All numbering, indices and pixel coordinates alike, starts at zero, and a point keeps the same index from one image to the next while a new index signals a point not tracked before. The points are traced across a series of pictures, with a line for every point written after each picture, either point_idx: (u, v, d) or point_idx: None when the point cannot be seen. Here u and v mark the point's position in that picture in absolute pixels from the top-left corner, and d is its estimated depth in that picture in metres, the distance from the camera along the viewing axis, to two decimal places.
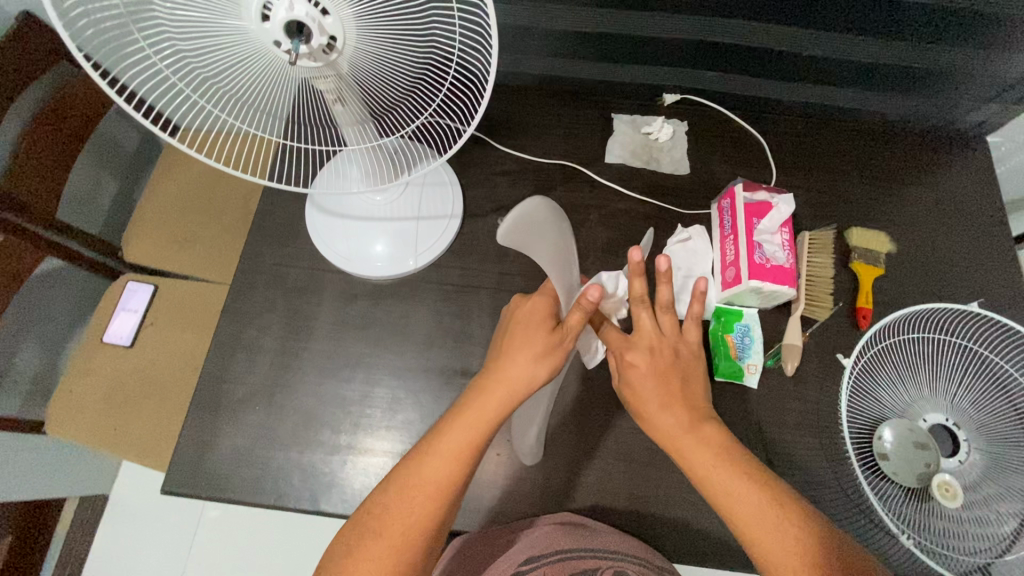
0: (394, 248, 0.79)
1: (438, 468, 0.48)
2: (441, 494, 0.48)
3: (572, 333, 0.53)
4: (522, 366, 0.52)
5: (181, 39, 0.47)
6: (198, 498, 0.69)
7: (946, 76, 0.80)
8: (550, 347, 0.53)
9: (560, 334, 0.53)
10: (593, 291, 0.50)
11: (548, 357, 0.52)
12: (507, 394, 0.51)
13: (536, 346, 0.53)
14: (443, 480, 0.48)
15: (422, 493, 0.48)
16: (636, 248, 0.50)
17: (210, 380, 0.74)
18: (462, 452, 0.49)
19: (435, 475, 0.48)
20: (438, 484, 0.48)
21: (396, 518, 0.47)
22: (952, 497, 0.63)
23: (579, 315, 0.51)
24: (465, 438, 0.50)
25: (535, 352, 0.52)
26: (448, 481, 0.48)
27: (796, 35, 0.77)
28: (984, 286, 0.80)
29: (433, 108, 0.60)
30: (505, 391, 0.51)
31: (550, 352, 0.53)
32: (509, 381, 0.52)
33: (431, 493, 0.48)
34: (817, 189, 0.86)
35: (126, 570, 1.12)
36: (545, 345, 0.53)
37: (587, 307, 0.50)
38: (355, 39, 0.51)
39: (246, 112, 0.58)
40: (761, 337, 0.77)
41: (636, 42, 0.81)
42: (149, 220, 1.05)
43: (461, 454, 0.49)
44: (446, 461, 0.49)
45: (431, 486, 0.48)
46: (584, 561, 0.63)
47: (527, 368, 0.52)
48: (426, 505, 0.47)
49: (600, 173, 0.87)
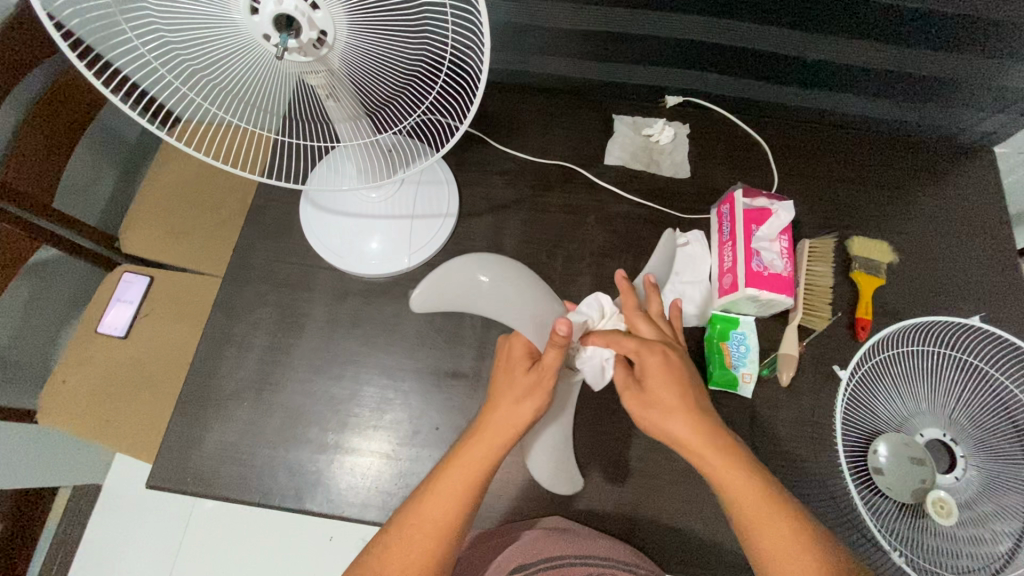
0: (387, 246, 0.78)
1: (435, 508, 0.49)
2: (441, 533, 0.48)
3: (552, 368, 0.54)
4: (508, 409, 0.53)
5: (169, 31, 0.47)
6: (184, 493, 0.69)
7: (955, 84, 0.79)
8: (530, 386, 0.54)
9: (539, 374, 0.55)
10: (563, 325, 0.52)
11: (530, 397, 0.54)
12: (502, 434, 0.52)
13: (519, 390, 0.55)
14: (440, 519, 0.48)
15: (419, 532, 0.48)
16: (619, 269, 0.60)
17: (199, 374, 0.74)
18: (458, 492, 0.49)
19: (432, 514, 0.49)
20: (436, 524, 0.48)
21: (395, 557, 0.48)
22: (946, 515, 0.61)
23: (555, 351, 0.54)
24: (460, 479, 0.50)
25: (518, 395, 0.54)
26: (446, 519, 0.49)
27: (802, 39, 0.75)
28: (987, 300, 0.79)
29: (427, 106, 0.59)
30: (499, 435, 0.52)
31: (532, 390, 0.54)
32: (503, 424, 0.52)
33: (429, 531, 0.48)
34: (819, 196, 0.84)
35: (119, 560, 1.13)
36: (523, 386, 0.55)
37: (562, 341, 0.52)
38: (346, 34, 0.50)
39: (238, 106, 0.57)
40: (757, 346, 0.75)
41: (637, 42, 0.80)
42: (146, 211, 1.05)
43: (458, 494, 0.49)
44: (443, 503, 0.49)
45: (429, 524, 0.49)
46: (573, 567, 0.57)
47: (515, 410, 0.53)
48: (425, 544, 0.48)
49: (599, 175, 0.85)
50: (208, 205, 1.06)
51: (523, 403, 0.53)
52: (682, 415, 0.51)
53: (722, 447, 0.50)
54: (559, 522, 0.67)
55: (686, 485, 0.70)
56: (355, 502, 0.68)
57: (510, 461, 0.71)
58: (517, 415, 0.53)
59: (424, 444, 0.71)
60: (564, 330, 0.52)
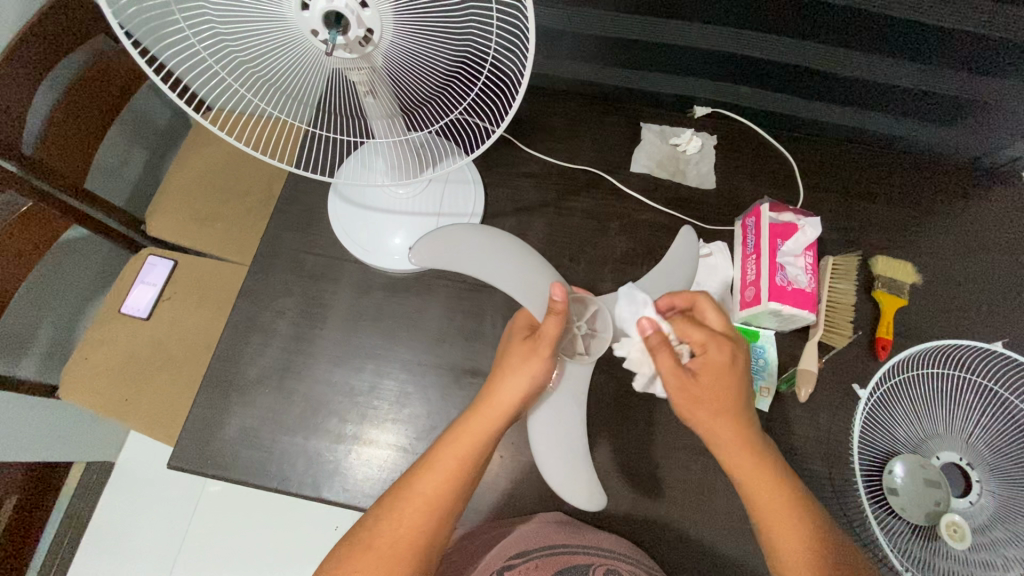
0: (412, 242, 0.79)
1: (429, 482, 0.50)
2: (432, 508, 0.49)
3: (551, 339, 0.54)
4: (507, 383, 0.53)
5: (220, 22, 0.47)
6: (203, 475, 0.70)
7: (988, 107, 0.78)
8: (528, 352, 0.55)
9: (536, 341, 0.55)
10: (557, 289, 0.54)
11: (526, 363, 0.54)
12: (496, 413, 0.52)
13: (517, 360, 0.55)
14: (432, 493, 0.50)
15: (409, 506, 0.49)
16: (557, 287, 0.54)
17: (223, 360, 0.75)
18: (453, 467, 0.50)
19: (426, 489, 0.50)
20: (428, 499, 0.50)
21: (386, 530, 0.48)
22: (959, 538, 0.60)
23: (554, 319, 0.54)
24: (454, 455, 0.51)
25: (516, 363, 0.54)
26: (437, 495, 0.50)
27: (836, 56, 0.76)
28: (1008, 326, 0.79)
29: (464, 106, 0.60)
30: (497, 413, 0.52)
31: (529, 359, 0.54)
32: (500, 402, 0.53)
33: (420, 506, 0.49)
34: (844, 213, 0.85)
35: (128, 537, 1.14)
36: (521, 355, 0.55)
37: (560, 308, 0.54)
38: (392, 32, 0.51)
39: (278, 98, 0.58)
40: (775, 360, 0.76)
41: (669, 52, 0.81)
42: (173, 196, 1.06)
43: (451, 469, 0.50)
44: (436, 479, 0.50)
45: (421, 500, 0.49)
46: (575, 556, 0.60)
47: (511, 383, 0.53)
48: (415, 518, 0.49)
49: (624, 182, 0.86)
50: (233, 192, 1.07)
51: (521, 376, 0.53)
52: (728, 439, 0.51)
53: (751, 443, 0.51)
54: (559, 517, 0.67)
55: (700, 495, 0.70)
56: (370, 493, 0.69)
57: (525, 461, 0.71)
58: (514, 395, 0.53)
59: None
60: (558, 295, 0.54)
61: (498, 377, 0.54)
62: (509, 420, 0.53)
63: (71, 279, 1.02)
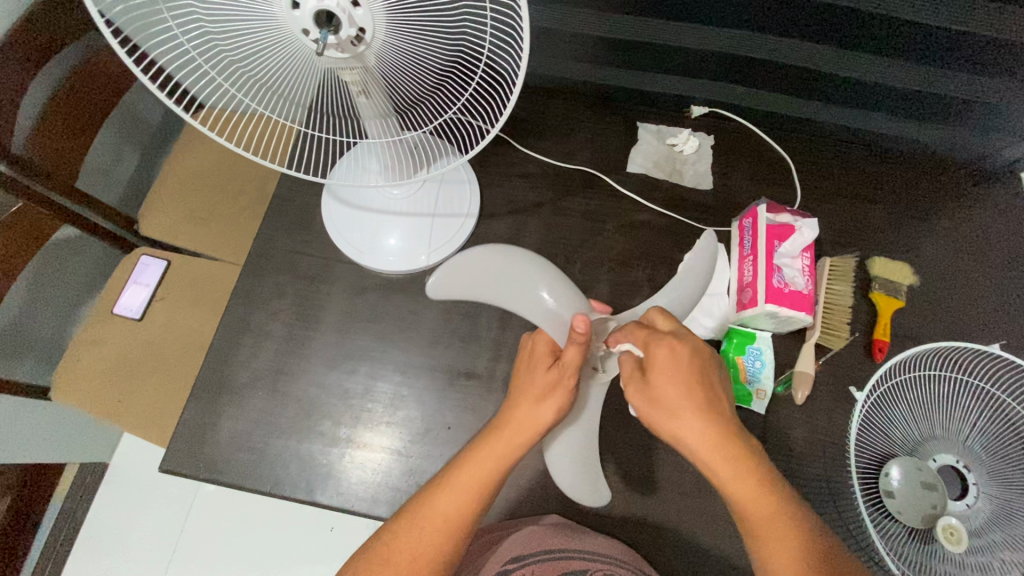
0: (407, 243, 0.78)
1: (447, 502, 0.50)
2: (451, 526, 0.49)
3: (574, 366, 0.54)
4: (529, 410, 0.54)
5: (210, 22, 0.47)
6: (195, 479, 0.69)
7: (983, 107, 0.78)
8: (551, 384, 0.54)
9: (560, 370, 0.54)
10: (581, 321, 0.52)
11: (552, 397, 0.54)
12: (515, 439, 0.52)
13: (542, 388, 0.54)
14: (452, 513, 0.49)
15: (427, 523, 0.49)
16: (580, 319, 0.52)
17: (215, 362, 0.74)
18: (473, 489, 0.50)
19: (446, 509, 0.49)
20: (446, 517, 0.49)
21: (403, 546, 0.48)
22: (955, 542, 0.59)
23: (576, 346, 0.54)
24: (476, 474, 0.51)
25: (541, 394, 0.54)
26: (457, 513, 0.49)
27: (832, 56, 0.75)
28: (1005, 328, 0.78)
29: (458, 106, 0.59)
30: (522, 438, 0.52)
31: (556, 389, 0.54)
32: (525, 428, 0.53)
33: (440, 525, 0.49)
34: (841, 215, 0.84)
35: (122, 538, 1.14)
36: (547, 385, 0.54)
37: (582, 337, 0.53)
38: (384, 32, 0.50)
39: (269, 98, 0.57)
40: (772, 362, 0.75)
41: (665, 52, 0.80)
42: (166, 196, 1.05)
43: (472, 489, 0.50)
44: (456, 498, 0.50)
45: (440, 519, 0.49)
46: (571, 561, 0.61)
47: (540, 413, 0.53)
48: (433, 536, 0.48)
49: (621, 182, 0.85)
50: (227, 192, 1.06)
51: (546, 407, 0.53)
52: (692, 409, 0.49)
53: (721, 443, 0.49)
54: (556, 518, 0.66)
55: (696, 498, 0.70)
56: (365, 497, 0.68)
57: (521, 464, 0.71)
58: (536, 424, 0.53)
59: (435, 442, 0.71)
60: (580, 326, 0.52)
61: (524, 406, 0.54)
62: (532, 446, 0.52)
63: (63, 279, 1.01)
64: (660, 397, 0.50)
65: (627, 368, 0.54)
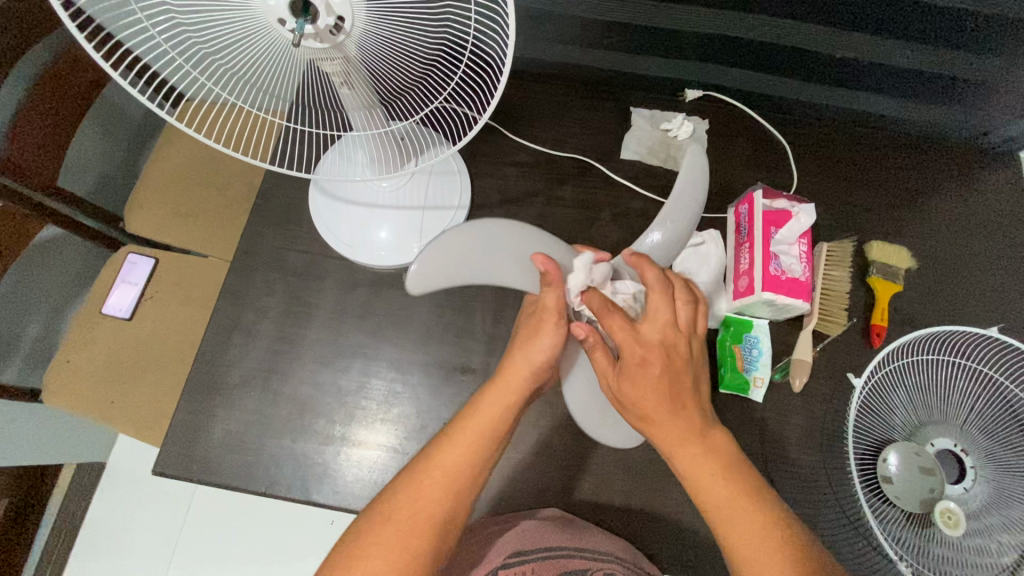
0: (397, 236, 0.76)
1: (449, 454, 0.50)
2: (451, 479, 0.49)
3: (551, 308, 0.57)
4: (519, 355, 0.57)
5: (179, 11, 0.44)
6: (188, 481, 0.69)
7: (979, 85, 0.76)
8: (535, 325, 0.58)
9: (541, 313, 0.57)
10: (543, 259, 0.55)
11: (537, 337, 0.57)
12: (513, 384, 0.55)
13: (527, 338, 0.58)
14: (452, 465, 0.49)
15: (429, 476, 0.48)
16: (540, 255, 0.55)
17: (205, 361, 0.73)
18: (475, 436, 0.51)
19: (446, 461, 0.49)
20: (446, 471, 0.49)
21: (402, 504, 0.47)
22: (953, 525, 0.59)
23: (550, 289, 0.56)
24: (476, 425, 0.52)
25: (529, 338, 0.57)
26: (457, 466, 0.49)
27: (829, 36, 0.73)
28: (1003, 310, 0.78)
29: (445, 94, 0.58)
30: (519, 381, 0.55)
31: (536, 335, 0.57)
32: (513, 376, 0.55)
33: (441, 477, 0.48)
34: (838, 198, 0.83)
35: (121, 531, 1.14)
36: (527, 331, 0.58)
37: (546, 275, 0.56)
38: (364, 19, 0.48)
39: (247, 91, 0.55)
40: (770, 350, 0.74)
41: (657, 34, 0.78)
42: (152, 191, 1.03)
43: (473, 443, 0.51)
44: (456, 450, 0.50)
45: (441, 472, 0.49)
46: (571, 560, 0.58)
47: (534, 349, 0.56)
48: (434, 490, 0.48)
49: (614, 169, 0.84)
50: (214, 186, 1.04)
51: (532, 349, 0.57)
52: (664, 416, 0.50)
53: (690, 434, 0.49)
54: (553, 511, 0.66)
55: None
56: (361, 494, 0.68)
57: (519, 459, 0.70)
58: (530, 363, 0.56)
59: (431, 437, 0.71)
60: (542, 264, 0.55)
61: (522, 350, 0.57)
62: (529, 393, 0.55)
63: (51, 279, 0.99)
64: (635, 401, 0.51)
65: (601, 360, 0.55)
